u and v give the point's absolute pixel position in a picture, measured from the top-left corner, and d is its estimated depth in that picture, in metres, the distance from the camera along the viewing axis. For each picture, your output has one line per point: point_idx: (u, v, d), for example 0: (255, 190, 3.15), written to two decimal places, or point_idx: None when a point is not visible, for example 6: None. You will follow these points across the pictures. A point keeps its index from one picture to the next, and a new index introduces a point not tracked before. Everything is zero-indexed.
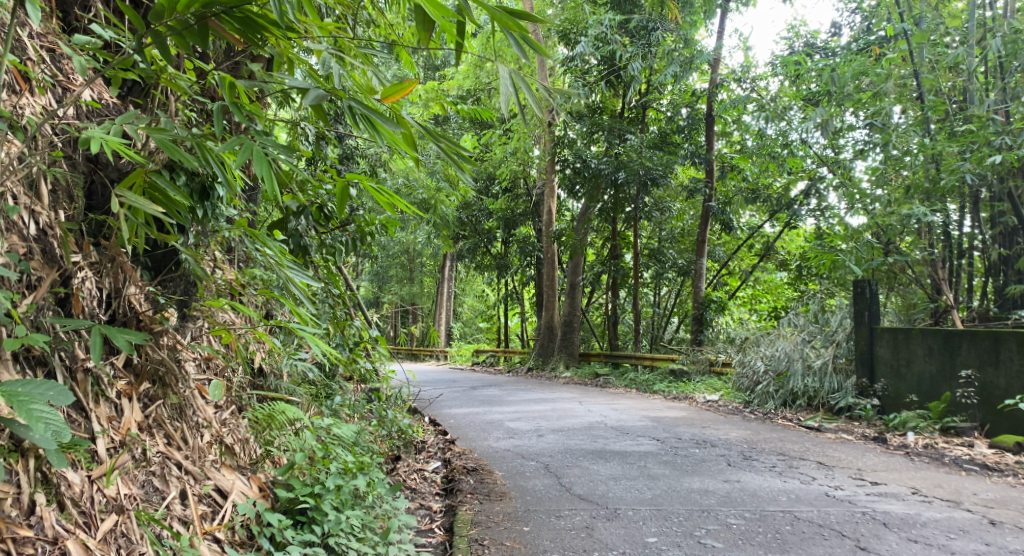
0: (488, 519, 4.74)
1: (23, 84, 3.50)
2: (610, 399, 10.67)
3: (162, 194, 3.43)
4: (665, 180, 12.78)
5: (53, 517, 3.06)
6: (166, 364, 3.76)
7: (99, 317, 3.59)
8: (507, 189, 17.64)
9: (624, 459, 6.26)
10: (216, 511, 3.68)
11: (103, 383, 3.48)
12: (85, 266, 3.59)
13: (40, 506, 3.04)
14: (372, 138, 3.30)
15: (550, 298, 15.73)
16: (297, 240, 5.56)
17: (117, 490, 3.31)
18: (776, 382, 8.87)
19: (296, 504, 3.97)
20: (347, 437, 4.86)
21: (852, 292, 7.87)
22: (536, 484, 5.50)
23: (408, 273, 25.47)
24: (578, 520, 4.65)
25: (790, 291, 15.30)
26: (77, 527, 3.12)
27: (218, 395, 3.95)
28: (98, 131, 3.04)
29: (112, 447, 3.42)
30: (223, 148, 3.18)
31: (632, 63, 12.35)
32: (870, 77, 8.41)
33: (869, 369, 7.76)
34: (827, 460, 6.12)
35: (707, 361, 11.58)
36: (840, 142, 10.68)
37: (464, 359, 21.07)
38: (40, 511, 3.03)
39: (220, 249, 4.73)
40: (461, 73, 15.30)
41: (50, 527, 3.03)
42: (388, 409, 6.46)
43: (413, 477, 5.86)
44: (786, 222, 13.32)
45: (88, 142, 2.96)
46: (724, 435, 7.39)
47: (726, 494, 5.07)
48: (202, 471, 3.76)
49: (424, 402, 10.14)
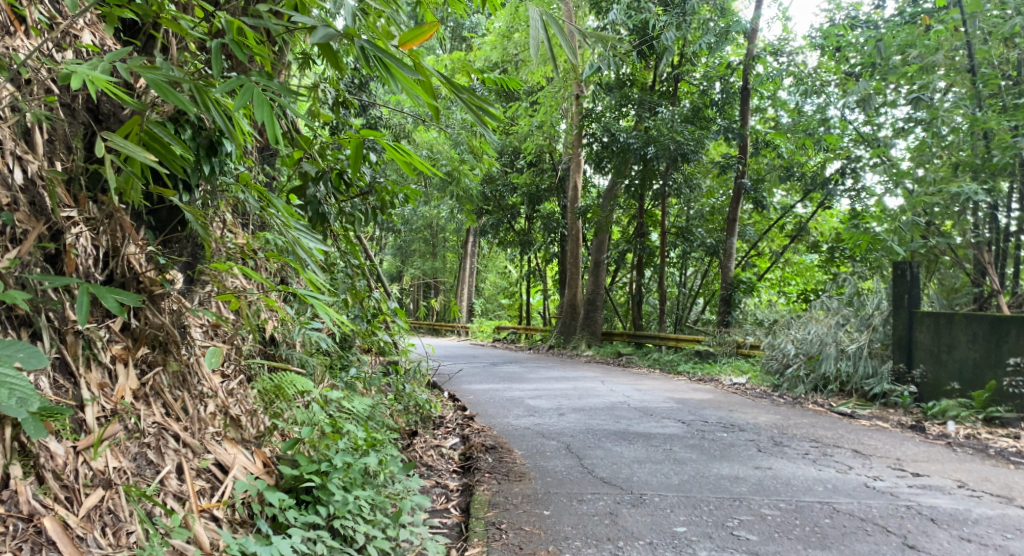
0: (507, 501, 4.50)
1: (17, 24, 3.30)
2: (633, 379, 10.40)
3: (162, 146, 3.20)
4: (697, 156, 12.40)
5: (30, 491, 2.85)
6: (167, 329, 3.54)
7: (94, 277, 3.37)
8: (533, 163, 17.34)
9: (648, 441, 5.99)
10: (216, 488, 3.47)
11: (96, 347, 3.26)
12: (80, 221, 3.36)
13: (15, 480, 2.84)
14: (385, 81, 3.06)
15: (573, 275, 15.44)
16: (314, 208, 5.15)
17: (104, 463, 3.10)
18: (807, 366, 8.56)
19: (301, 482, 3.73)
20: (359, 411, 4.62)
21: (892, 275, 7.52)
22: (557, 465, 5.26)
23: (431, 249, 25.26)
24: (601, 505, 4.39)
25: (821, 273, 14.90)
26: (57, 502, 2.91)
27: (218, 362, 3.73)
28: (85, 68, 2.79)
29: (102, 416, 3.20)
30: (221, 92, 2.93)
31: (666, 33, 11.92)
32: (918, 49, 8.00)
33: (907, 354, 7.40)
34: (864, 448, 5.82)
35: (734, 343, 11.25)
36: (879, 119, 10.27)
37: (485, 335, 20.86)
38: (14, 485, 2.83)
39: (231, 212, 4.48)
40: (489, 43, 14.90)
41: (25, 503, 2.83)
42: (406, 384, 6.14)
43: (430, 453, 5.63)
44: (822, 201, 13.12)
45: (71, 79, 2.71)
46: (753, 419, 7.11)
47: (759, 482, 4.80)
48: (202, 444, 3.54)
49: (444, 377, 9.90)
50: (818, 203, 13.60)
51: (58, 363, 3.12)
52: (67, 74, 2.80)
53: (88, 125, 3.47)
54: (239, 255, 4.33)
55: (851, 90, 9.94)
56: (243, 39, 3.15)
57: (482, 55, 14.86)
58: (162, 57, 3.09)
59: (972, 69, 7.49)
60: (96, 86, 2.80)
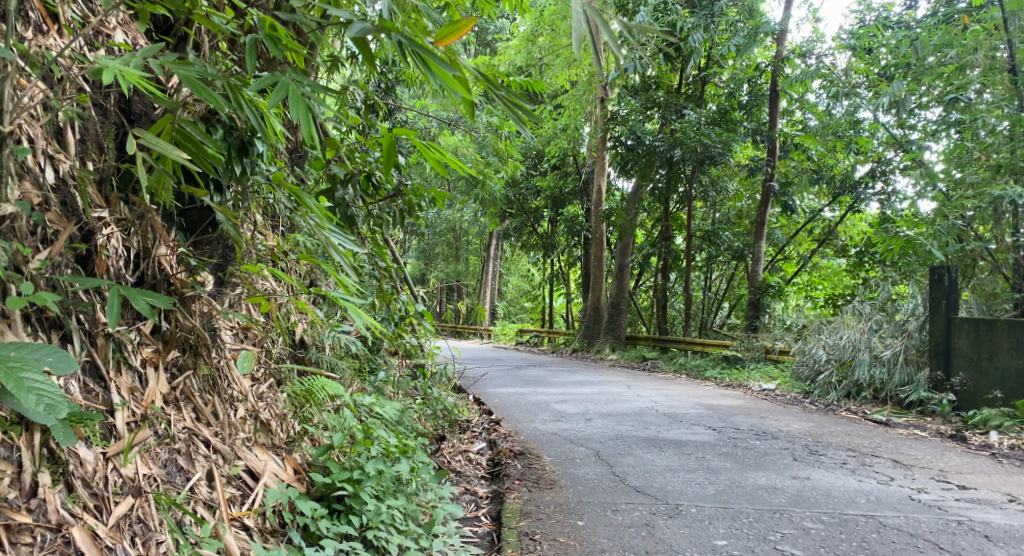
0: (539, 510, 4.40)
1: (50, 23, 3.28)
2: (660, 384, 10.23)
3: (194, 145, 3.15)
4: (725, 159, 12.18)
5: (59, 500, 2.77)
6: (198, 332, 3.49)
7: (125, 279, 3.31)
8: (556, 166, 17.19)
9: (680, 448, 5.86)
10: (246, 495, 3.40)
11: (127, 350, 3.20)
12: (111, 221, 3.30)
13: (44, 488, 2.75)
14: (424, 78, 2.99)
15: (597, 279, 15.28)
16: (343, 210, 5.12)
17: (135, 469, 3.03)
18: (839, 372, 8.37)
19: (333, 490, 3.65)
20: (389, 416, 4.53)
21: (930, 279, 7.33)
22: (587, 472, 5.15)
23: (454, 252, 25.18)
24: (637, 516, 4.28)
25: (849, 278, 14.68)
26: (87, 511, 2.83)
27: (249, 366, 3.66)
28: (118, 63, 2.72)
29: (132, 421, 3.13)
30: (255, 90, 2.85)
31: (694, 35, 11.74)
32: (956, 49, 7.78)
33: (945, 361, 7.21)
34: (904, 458, 5.66)
35: (763, 348, 11.06)
36: (911, 123, 10.06)
37: (507, 338, 20.73)
38: (43, 493, 2.74)
39: (261, 213, 4.42)
40: (513, 46, 14.76)
41: (53, 512, 2.74)
42: (433, 387, 6.04)
43: (458, 459, 5.52)
44: (851, 204, 12.88)
45: (103, 74, 2.63)
46: (786, 427, 6.95)
47: (797, 493, 4.67)
48: (232, 450, 3.48)
49: (468, 380, 9.79)
50: (847, 206, 13.35)
51: (88, 367, 3.05)
52: (98, 69, 2.72)
53: (120, 124, 3.42)
54: (269, 258, 4.27)
55: (883, 92, 9.72)
56: (276, 35, 3.08)
57: (506, 58, 14.71)
58: (194, 54, 3.02)
59: (1013, 68, 7.29)
60: (129, 82, 2.71)
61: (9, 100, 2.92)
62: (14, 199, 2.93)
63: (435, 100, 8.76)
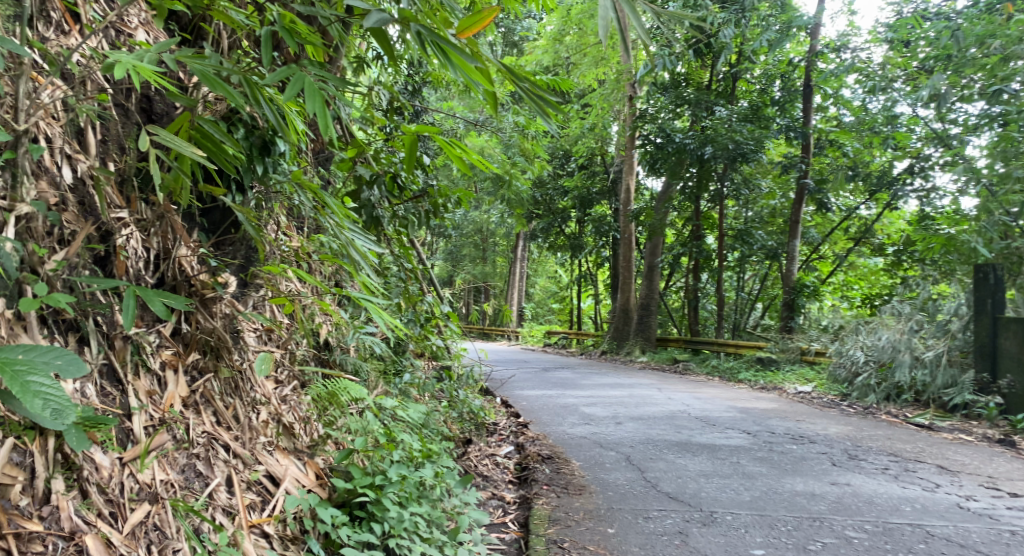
0: (567, 517, 4.28)
1: (71, 24, 3.23)
2: (692, 386, 10.05)
3: (212, 143, 3.09)
4: (757, 156, 11.95)
5: (72, 507, 2.71)
6: (218, 335, 3.42)
7: (144, 280, 3.25)
8: (584, 166, 17.02)
9: (714, 453, 5.69)
10: (266, 501, 3.32)
11: (145, 352, 3.15)
12: (131, 222, 3.24)
13: (57, 494, 2.69)
14: (443, 70, 2.90)
15: (626, 280, 15.09)
16: (369, 211, 5.07)
17: (151, 475, 2.97)
18: (878, 374, 8.13)
19: (355, 496, 3.56)
20: (414, 420, 4.43)
21: (974, 278, 7.12)
22: (618, 477, 5.01)
23: (481, 254, 25.02)
24: (669, 523, 4.17)
25: (886, 278, 14.34)
26: (100, 518, 2.76)
27: (267, 369, 3.57)
28: (129, 58, 2.65)
29: (150, 425, 3.07)
30: (270, 82, 2.76)
31: (724, 30, 11.53)
32: (1002, 39, 7.55)
33: (991, 362, 6.98)
34: (950, 464, 5.46)
35: (798, 349, 10.83)
36: (950, 118, 9.76)
37: (536, 340, 20.57)
38: (56, 500, 2.69)
39: (285, 213, 4.35)
40: (540, 46, 14.62)
41: (67, 520, 2.68)
42: (460, 389, 5.93)
43: (485, 462, 5.39)
44: (888, 202, 12.59)
45: (115, 69, 2.56)
46: (823, 430, 6.76)
47: (838, 500, 4.53)
48: (253, 454, 3.40)
49: (495, 382, 9.69)
50: (884, 204, 13.03)
51: (106, 370, 3.00)
52: (110, 63, 2.65)
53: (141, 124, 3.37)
54: (293, 259, 4.20)
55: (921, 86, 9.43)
56: (294, 28, 3.00)
57: (532, 58, 14.54)
58: (211, 50, 2.95)
59: None
60: (141, 77, 2.65)
61: (25, 99, 2.87)
62: (30, 199, 2.88)
63: (461, 101, 8.67)
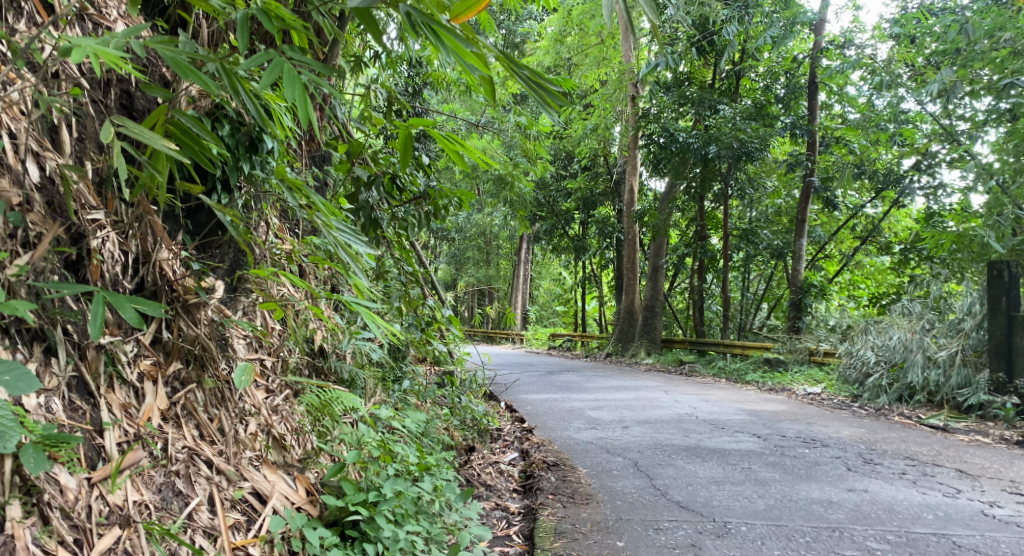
0: (574, 529, 4.09)
1: (44, 14, 3.02)
2: (698, 389, 9.83)
3: (191, 140, 2.89)
4: (762, 155, 11.74)
5: (30, 535, 2.58)
6: (202, 343, 3.24)
7: (122, 285, 3.07)
8: (588, 167, 16.78)
9: (724, 458, 5.48)
10: (252, 521, 3.15)
11: (120, 363, 2.99)
12: (107, 224, 3.05)
13: (13, 522, 2.55)
14: (436, 55, 2.70)
15: (630, 281, 14.88)
16: (367, 213, 4.87)
17: (123, 496, 2.83)
18: (889, 375, 7.90)
19: (348, 514, 3.38)
20: (411, 430, 4.23)
21: (988, 276, 6.95)
22: (626, 485, 4.81)
23: (485, 256, 24.77)
24: (681, 535, 3.98)
25: (894, 276, 14.10)
26: (63, 546, 2.63)
27: (245, 381, 3.28)
28: (93, 42, 2.45)
29: (123, 442, 2.92)
30: (248, 69, 2.58)
31: (728, 27, 11.33)
32: (1011, 31, 7.40)
33: (1007, 362, 6.79)
34: (969, 468, 5.26)
35: (807, 350, 10.60)
36: (958, 113, 9.56)
37: (540, 343, 20.32)
38: (12, 529, 2.55)
39: (278, 215, 4.14)
40: (541, 47, 14.44)
41: (23, 549, 2.55)
42: (462, 396, 5.72)
43: (489, 470, 5.18)
44: (895, 199, 12.39)
45: (73, 54, 2.37)
46: (836, 433, 6.55)
47: (856, 508, 4.34)
48: (238, 470, 3.23)
49: (499, 386, 9.48)
50: (890, 202, 12.83)
51: (76, 383, 2.85)
52: (68, 47, 2.46)
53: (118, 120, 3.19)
54: (284, 261, 3.98)
55: (929, 82, 9.26)
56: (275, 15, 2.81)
57: (533, 59, 14.34)
58: (187, 38, 2.76)
59: None
60: (105, 62, 2.45)
61: None
62: None
63: (462, 101, 8.49)
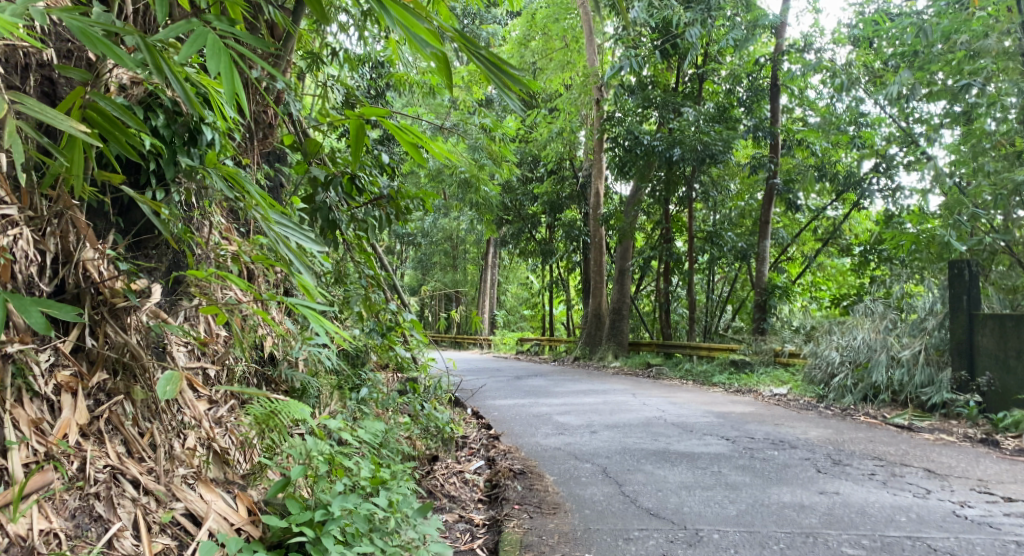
0: (541, 541, 3.89)
1: None
2: (666, 391, 9.69)
3: (111, 124, 2.65)
4: (726, 157, 11.62)
5: None
6: (131, 351, 3.02)
7: (38, 289, 2.84)
8: (553, 171, 16.56)
9: (694, 462, 5.32)
10: (183, 545, 2.93)
11: (31, 375, 2.77)
12: (21, 221, 2.83)
13: None
14: (384, 25, 2.47)
15: (596, 284, 14.73)
16: (324, 215, 4.56)
17: (28, 525, 2.62)
18: (855, 375, 7.81)
19: (292, 535, 3.15)
20: (365, 440, 4.00)
21: (949, 274, 6.84)
22: (594, 492, 4.64)
23: (451, 261, 24.42)
24: (651, 544, 3.81)
25: (855, 277, 14.11)
26: None
27: (171, 390, 3.02)
28: None
29: (29, 462, 2.71)
30: (166, 38, 2.34)
31: (690, 30, 11.21)
32: (967, 34, 7.34)
33: (968, 361, 6.70)
34: (937, 467, 5.17)
35: (772, 351, 10.51)
36: (914, 116, 9.55)
37: (508, 348, 20.03)
38: None
39: (224, 214, 3.90)
40: (506, 50, 14.29)
41: None
42: (425, 403, 5.46)
43: (452, 480, 4.97)
44: (855, 201, 12.37)
45: None
46: (803, 434, 6.42)
47: (829, 511, 4.21)
48: (170, 490, 3.02)
49: (466, 393, 9.26)
50: (851, 203, 12.83)
51: None
52: None
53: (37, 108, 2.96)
54: (230, 263, 3.75)
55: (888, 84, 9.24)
56: None
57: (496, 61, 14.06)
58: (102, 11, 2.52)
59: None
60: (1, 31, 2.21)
61: None
62: None
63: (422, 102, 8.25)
